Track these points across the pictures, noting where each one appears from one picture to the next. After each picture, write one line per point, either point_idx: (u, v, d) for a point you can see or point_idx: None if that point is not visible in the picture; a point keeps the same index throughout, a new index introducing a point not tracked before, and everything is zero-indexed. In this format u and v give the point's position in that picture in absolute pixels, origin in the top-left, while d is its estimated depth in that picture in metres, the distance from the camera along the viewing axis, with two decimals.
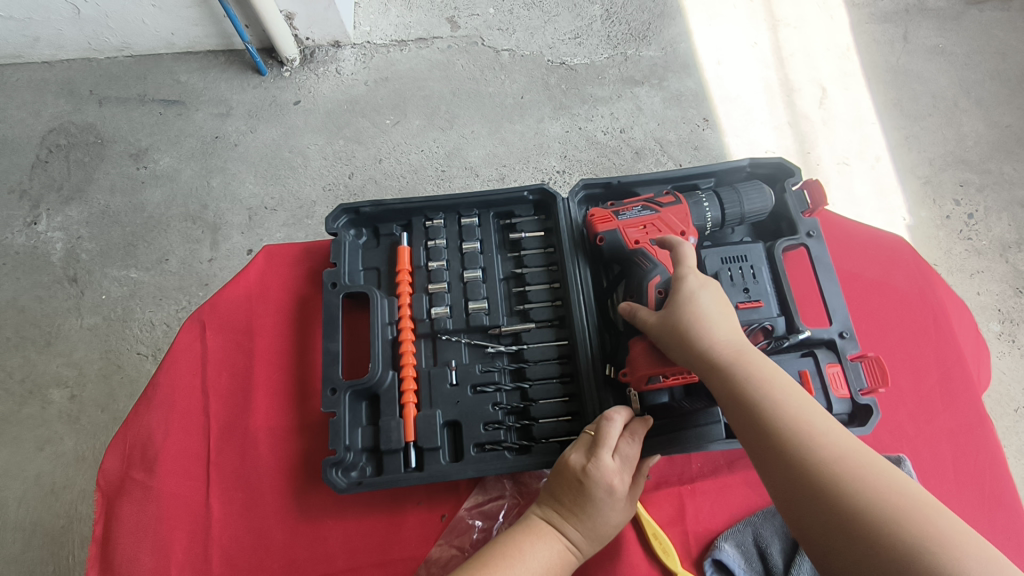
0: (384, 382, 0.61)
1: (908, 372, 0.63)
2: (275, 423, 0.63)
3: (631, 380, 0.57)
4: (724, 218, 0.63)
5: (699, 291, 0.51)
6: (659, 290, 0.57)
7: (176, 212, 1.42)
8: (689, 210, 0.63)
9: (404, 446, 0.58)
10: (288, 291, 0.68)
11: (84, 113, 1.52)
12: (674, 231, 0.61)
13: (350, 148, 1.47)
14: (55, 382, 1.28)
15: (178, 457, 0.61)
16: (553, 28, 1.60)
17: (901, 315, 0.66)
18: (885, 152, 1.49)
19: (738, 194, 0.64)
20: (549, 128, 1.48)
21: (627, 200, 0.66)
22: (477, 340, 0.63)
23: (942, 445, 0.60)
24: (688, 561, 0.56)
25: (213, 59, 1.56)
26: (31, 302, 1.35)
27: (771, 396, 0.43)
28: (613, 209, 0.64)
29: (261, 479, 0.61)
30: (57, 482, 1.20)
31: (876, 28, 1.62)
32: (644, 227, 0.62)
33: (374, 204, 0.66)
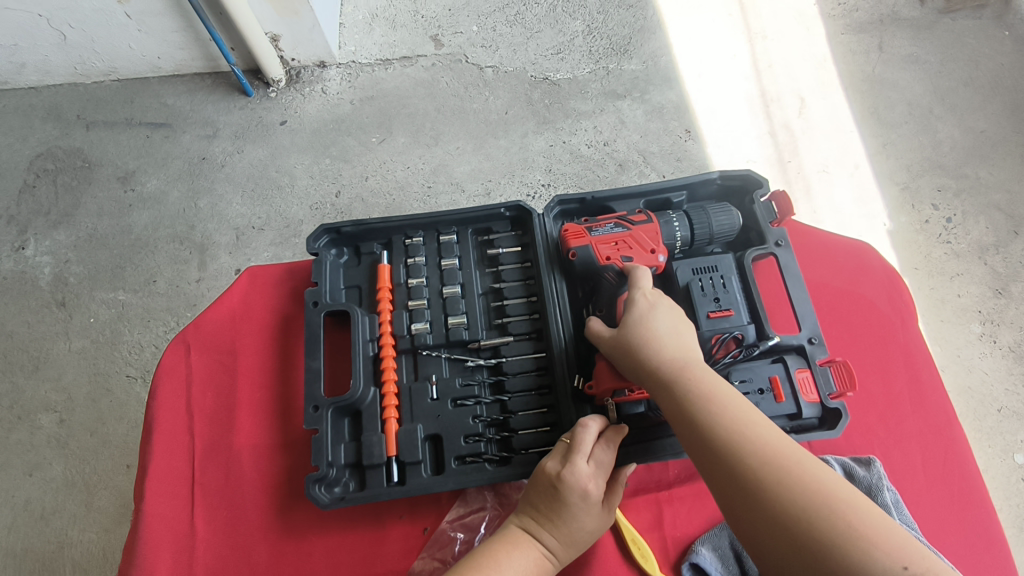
0: (366, 398, 0.61)
1: (878, 375, 0.65)
2: (258, 441, 0.64)
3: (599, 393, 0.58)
4: (693, 237, 0.65)
5: (653, 309, 0.54)
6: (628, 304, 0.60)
7: (164, 234, 1.43)
8: (660, 228, 0.65)
9: (386, 460, 0.59)
10: (271, 309, 0.69)
11: (71, 137, 1.53)
12: (645, 249, 0.63)
13: (337, 166, 1.48)
14: (43, 407, 1.28)
15: (163, 477, 0.62)
16: (536, 44, 1.62)
17: (869, 319, 0.67)
18: (864, 158, 1.52)
19: (704, 212, 0.66)
20: (533, 143, 1.50)
21: (601, 217, 0.67)
22: (457, 355, 0.65)
23: (912, 446, 0.61)
24: (666, 565, 0.58)
25: (200, 81, 1.58)
26: (20, 327, 1.35)
27: (715, 406, 0.45)
28: (587, 224, 0.66)
29: (244, 497, 0.62)
30: (46, 508, 1.20)
31: (851, 39, 1.66)
32: (616, 244, 0.63)
33: (354, 224, 0.67)
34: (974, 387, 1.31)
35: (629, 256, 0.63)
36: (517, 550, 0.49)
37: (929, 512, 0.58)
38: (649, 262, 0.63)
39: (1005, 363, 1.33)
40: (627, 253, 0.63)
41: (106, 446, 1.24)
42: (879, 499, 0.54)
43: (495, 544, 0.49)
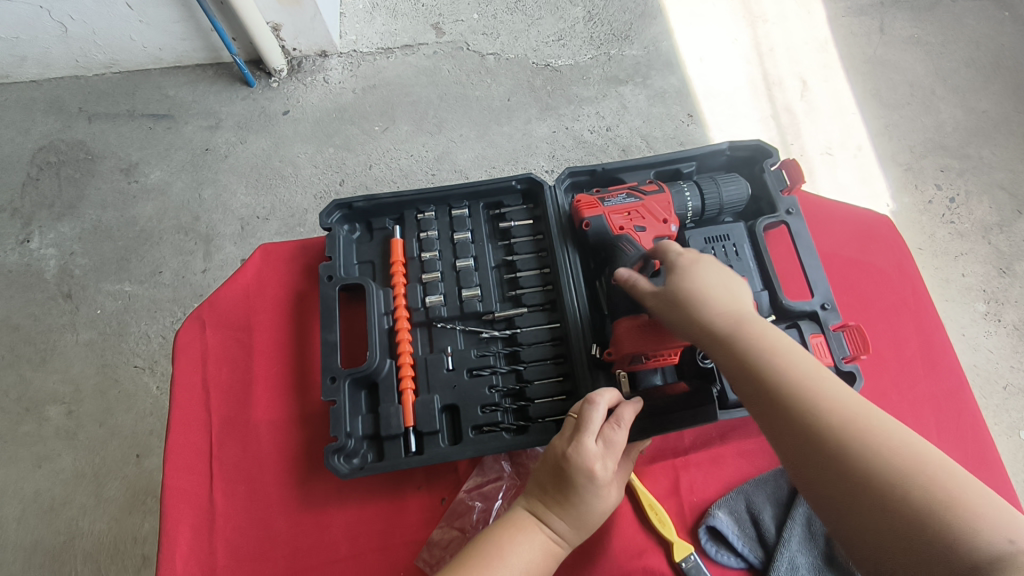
0: (383, 370, 0.62)
1: (890, 341, 0.65)
2: (275, 416, 0.64)
3: (617, 359, 0.58)
4: (704, 207, 0.66)
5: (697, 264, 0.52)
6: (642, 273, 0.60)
7: (169, 225, 1.43)
8: (671, 198, 0.65)
9: (404, 431, 0.60)
10: (285, 286, 0.70)
11: (74, 130, 1.53)
12: (658, 219, 0.64)
13: (340, 155, 1.48)
14: (52, 399, 1.28)
15: (182, 453, 0.62)
16: (537, 31, 1.62)
17: (880, 287, 0.68)
18: (867, 140, 1.53)
19: (713, 183, 0.66)
20: (536, 129, 1.50)
21: (613, 188, 0.68)
22: (472, 327, 0.65)
23: (925, 410, 0.62)
24: (683, 529, 0.59)
25: (201, 72, 1.58)
26: (27, 319, 1.35)
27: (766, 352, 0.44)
28: (599, 196, 0.66)
29: (263, 471, 0.62)
30: (57, 498, 1.20)
31: (852, 21, 1.66)
32: (628, 214, 0.64)
33: (367, 199, 0.68)
34: (979, 365, 1.31)
35: (642, 225, 0.63)
36: (529, 534, 0.49)
37: None
38: (662, 232, 0.63)
39: (1010, 341, 1.34)
40: (640, 222, 0.63)
41: (115, 436, 1.25)
42: None
43: (505, 528, 0.50)
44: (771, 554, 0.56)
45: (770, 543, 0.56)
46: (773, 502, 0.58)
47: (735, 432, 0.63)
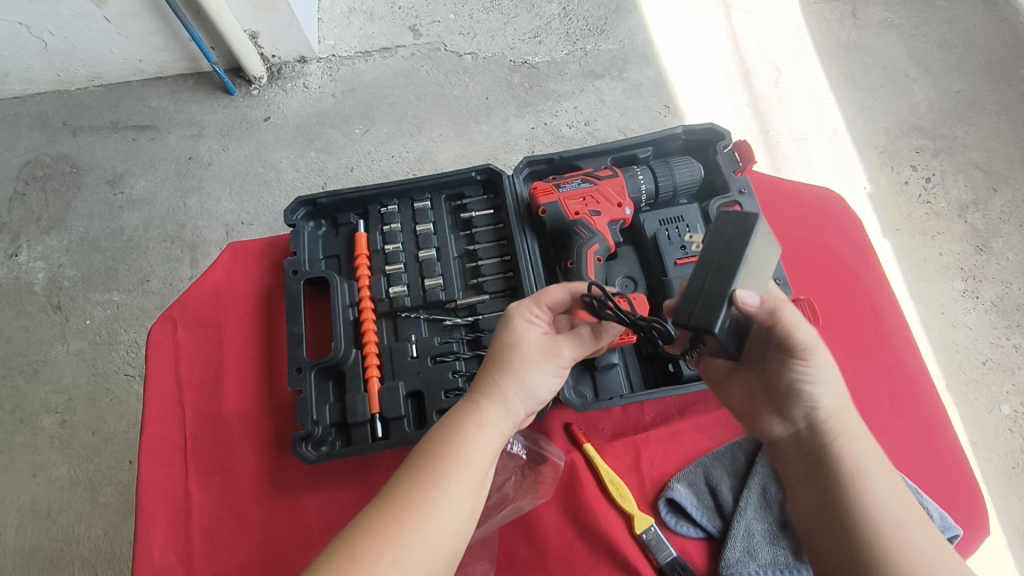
0: (348, 359, 0.64)
1: (843, 314, 0.67)
2: (247, 409, 0.66)
3: None
4: (658, 190, 0.68)
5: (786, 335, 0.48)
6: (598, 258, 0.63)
7: (155, 234, 1.45)
8: (625, 182, 0.67)
9: (370, 418, 0.61)
10: (254, 283, 0.71)
11: (58, 144, 1.55)
12: (612, 203, 0.65)
13: (322, 159, 1.50)
14: (45, 409, 1.30)
15: (158, 448, 0.64)
16: (513, 29, 1.64)
17: (832, 262, 0.70)
18: (842, 125, 1.54)
19: (666, 165, 0.68)
20: (514, 126, 1.52)
21: (569, 175, 0.70)
22: (435, 315, 0.67)
23: (878, 378, 0.64)
24: (643, 503, 0.60)
25: (182, 82, 1.60)
26: (18, 332, 1.37)
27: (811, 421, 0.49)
28: (554, 182, 0.68)
29: (236, 462, 0.64)
30: (52, 507, 1.22)
31: (824, 8, 1.67)
32: (583, 199, 0.65)
33: (330, 195, 0.69)
34: (959, 341, 1.33)
35: (597, 209, 0.65)
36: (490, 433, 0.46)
37: (895, 438, 0.61)
38: (616, 215, 0.65)
39: (988, 317, 1.35)
40: (596, 206, 0.65)
41: (108, 444, 1.27)
42: None
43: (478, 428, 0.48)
44: (728, 524, 0.58)
45: (728, 512, 0.58)
46: (731, 474, 0.60)
47: (693, 408, 0.65)
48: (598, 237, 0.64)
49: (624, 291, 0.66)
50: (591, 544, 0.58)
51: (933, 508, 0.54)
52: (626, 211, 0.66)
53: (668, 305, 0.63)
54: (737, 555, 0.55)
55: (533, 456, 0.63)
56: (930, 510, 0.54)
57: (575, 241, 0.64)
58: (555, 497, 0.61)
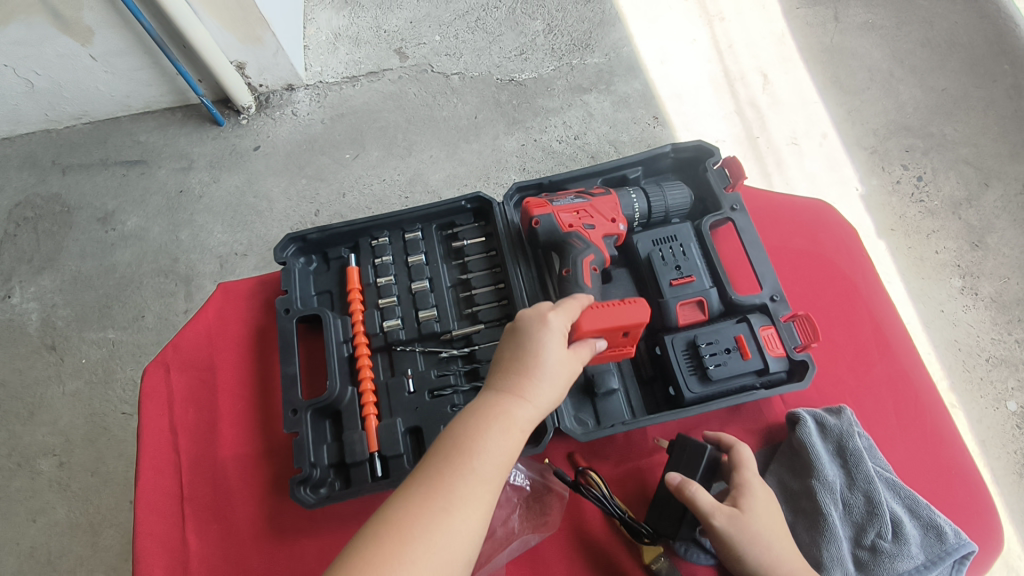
0: (344, 397, 0.63)
1: (844, 326, 0.66)
2: (243, 451, 0.65)
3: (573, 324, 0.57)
4: (650, 210, 0.67)
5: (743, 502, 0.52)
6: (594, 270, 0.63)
7: (148, 269, 1.44)
8: (618, 200, 0.66)
9: (369, 457, 0.60)
10: (246, 322, 0.70)
11: (48, 183, 1.55)
12: (606, 219, 0.65)
13: (313, 186, 1.50)
14: (43, 452, 1.28)
15: (153, 496, 0.63)
16: (498, 47, 1.64)
17: (830, 274, 0.69)
18: (831, 128, 1.55)
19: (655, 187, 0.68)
20: (504, 144, 1.52)
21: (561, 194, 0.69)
22: (430, 347, 0.66)
23: (883, 391, 0.63)
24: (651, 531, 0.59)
25: (170, 115, 1.60)
26: (13, 375, 1.35)
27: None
28: (547, 198, 0.67)
29: (234, 507, 0.62)
30: (53, 552, 1.20)
31: (806, 13, 1.68)
32: (577, 213, 0.65)
33: (320, 230, 0.69)
34: (961, 340, 1.32)
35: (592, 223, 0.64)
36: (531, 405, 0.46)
37: (903, 452, 0.60)
38: (610, 231, 0.65)
39: (988, 313, 1.35)
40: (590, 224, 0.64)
41: (108, 485, 1.25)
42: (852, 445, 0.56)
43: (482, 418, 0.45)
44: None
45: None
46: None
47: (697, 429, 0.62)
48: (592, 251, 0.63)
49: None
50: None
51: (945, 522, 0.53)
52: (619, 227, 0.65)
53: (666, 326, 0.62)
54: None
55: (537, 488, 0.61)
56: (943, 526, 0.53)
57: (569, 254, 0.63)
58: (561, 529, 0.59)
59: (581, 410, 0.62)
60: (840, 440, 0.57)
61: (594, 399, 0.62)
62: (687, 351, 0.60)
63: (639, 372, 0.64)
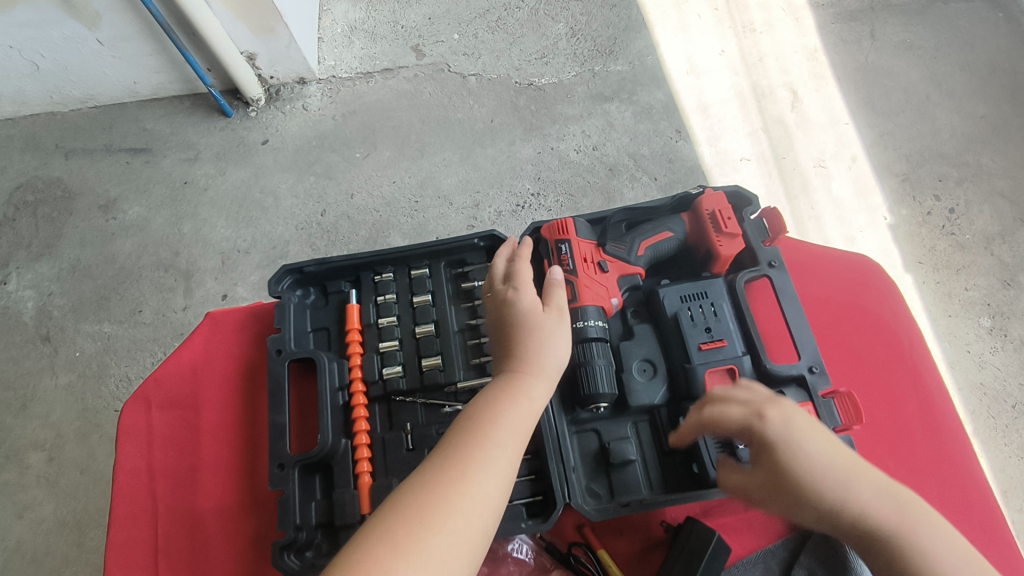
0: (337, 452, 0.58)
1: (886, 404, 0.60)
2: (224, 502, 0.59)
3: (616, 259, 0.60)
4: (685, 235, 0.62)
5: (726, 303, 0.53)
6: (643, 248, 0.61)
7: (148, 262, 1.40)
8: (608, 267, 0.60)
9: (361, 519, 0.56)
10: (235, 357, 0.65)
11: (51, 167, 1.50)
12: (587, 257, 0.60)
13: (321, 184, 1.44)
14: (32, 446, 1.24)
15: (124, 548, 0.58)
16: (519, 49, 1.58)
17: (874, 341, 0.63)
18: (861, 151, 1.48)
19: (642, 240, 0.61)
20: (520, 150, 1.46)
21: (610, 254, 0.60)
22: (433, 400, 0.60)
23: (928, 478, 0.57)
24: None
25: (178, 103, 1.54)
26: (5, 365, 1.31)
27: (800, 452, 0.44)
28: (600, 256, 0.60)
29: (210, 564, 0.57)
30: (39, 550, 1.17)
31: (842, 28, 1.61)
32: (585, 259, 0.59)
33: (318, 263, 0.63)
34: (985, 383, 1.26)
35: (608, 260, 0.60)
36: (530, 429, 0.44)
37: None
38: (627, 271, 0.60)
39: (1017, 356, 1.28)
40: (576, 264, 0.59)
41: (97, 483, 1.21)
42: None
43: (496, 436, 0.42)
44: None
45: None
46: None
47: (718, 507, 0.57)
48: (574, 280, 0.58)
49: (642, 379, 0.58)
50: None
51: None
52: (595, 253, 0.60)
53: (691, 396, 0.56)
54: None
55: (543, 563, 0.56)
56: None
57: (573, 310, 0.57)
58: None
59: (594, 480, 0.56)
60: None
61: (608, 469, 0.57)
62: None
63: (659, 442, 0.57)
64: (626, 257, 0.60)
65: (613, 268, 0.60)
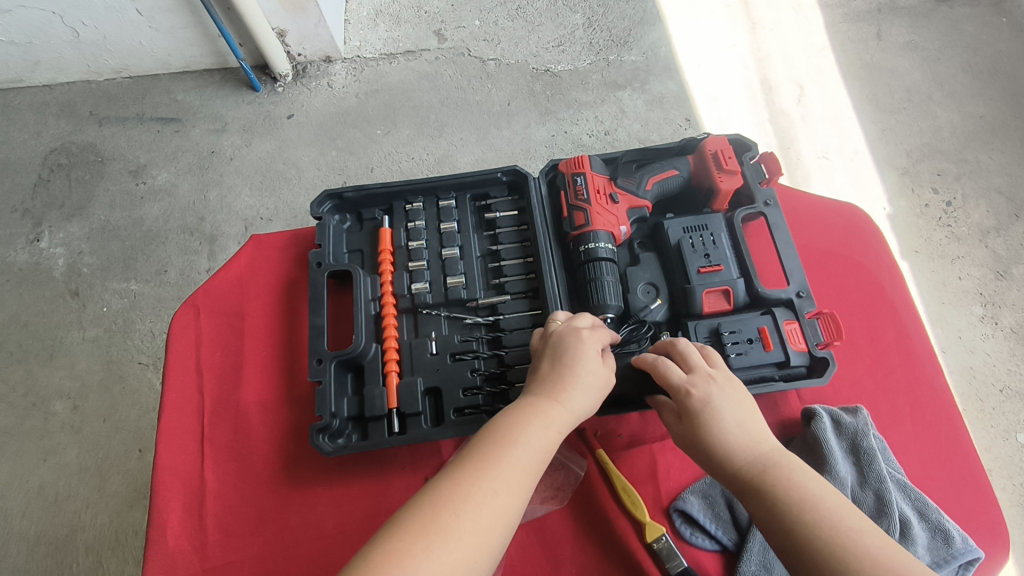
0: (368, 354, 0.64)
1: (866, 333, 0.66)
2: (266, 397, 0.66)
3: (627, 193, 0.67)
4: (690, 175, 0.69)
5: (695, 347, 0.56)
6: (652, 183, 0.67)
7: (175, 225, 1.44)
8: (618, 199, 0.66)
9: (387, 412, 0.62)
10: (278, 273, 0.72)
11: (85, 133, 1.56)
12: (600, 189, 0.66)
13: (343, 158, 1.50)
14: (58, 394, 1.27)
15: (174, 433, 0.64)
16: (537, 37, 1.65)
17: (858, 278, 0.69)
18: (863, 145, 1.53)
19: (651, 175, 0.67)
20: (535, 133, 1.52)
21: (622, 188, 0.67)
22: (456, 313, 0.67)
23: (900, 398, 0.63)
24: (656, 510, 0.60)
25: (209, 77, 1.61)
26: (35, 317, 1.35)
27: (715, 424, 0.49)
28: (612, 188, 0.67)
29: (253, 449, 0.64)
30: (60, 492, 1.18)
31: (849, 28, 1.67)
32: (598, 190, 0.66)
33: (356, 189, 0.70)
34: (975, 368, 1.29)
35: (619, 192, 0.67)
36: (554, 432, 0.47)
37: (914, 456, 0.60)
38: (636, 204, 0.67)
39: (1007, 344, 1.31)
40: (590, 195, 0.65)
41: (119, 432, 1.23)
42: (866, 444, 0.56)
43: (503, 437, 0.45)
44: (744, 536, 0.57)
45: (744, 525, 0.57)
46: None
47: None
48: (587, 207, 0.65)
49: (647, 299, 0.64)
50: (602, 563, 0.58)
51: (953, 528, 0.53)
52: (608, 186, 0.66)
53: (690, 313, 0.63)
54: (750, 569, 0.54)
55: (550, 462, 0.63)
56: (951, 531, 0.53)
57: (586, 234, 0.64)
58: (571, 502, 0.61)
59: None
60: (854, 439, 0.57)
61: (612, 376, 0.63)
62: (709, 339, 0.61)
63: None
64: (636, 191, 0.67)
65: (623, 200, 0.67)
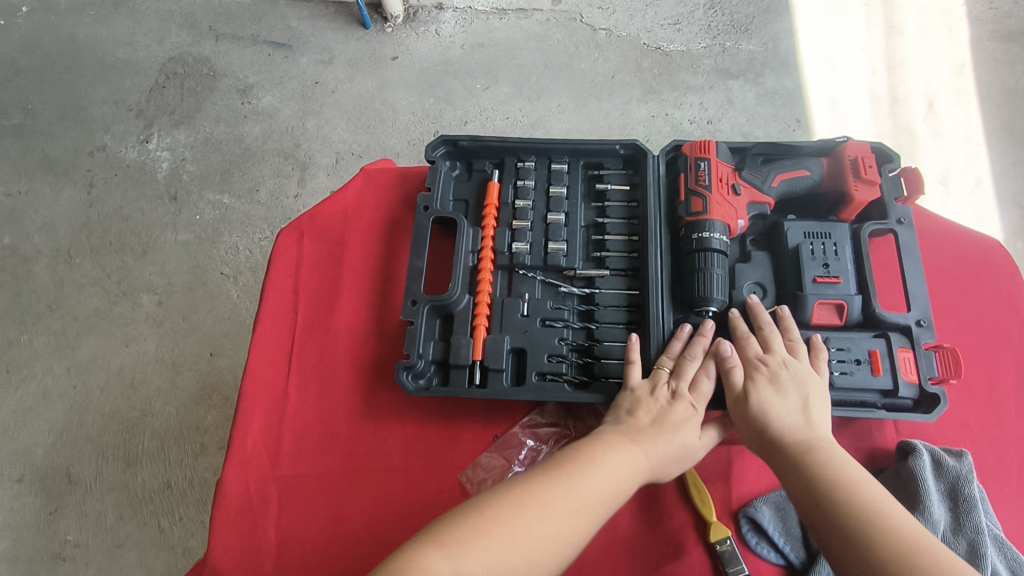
0: (460, 303, 0.64)
1: (984, 376, 0.62)
2: (357, 327, 0.68)
3: (750, 187, 0.64)
4: (820, 179, 0.65)
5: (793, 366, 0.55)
6: (779, 181, 0.64)
7: (271, 147, 1.48)
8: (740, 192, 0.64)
9: (471, 363, 0.62)
10: (382, 210, 0.73)
11: (201, 46, 1.61)
12: (723, 179, 0.63)
13: (439, 107, 1.50)
14: (146, 288, 1.34)
15: (266, 344, 0.67)
16: (654, 11, 1.58)
17: (983, 317, 0.64)
18: (987, 176, 1.41)
19: (778, 172, 0.64)
20: (635, 110, 1.48)
21: (745, 182, 0.64)
22: (552, 279, 0.67)
23: (1010, 450, 0.58)
24: (722, 512, 0.59)
25: (323, 8, 1.63)
26: (135, 213, 1.43)
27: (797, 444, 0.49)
28: (735, 180, 0.64)
29: (336, 374, 0.66)
30: (136, 378, 1.26)
31: (997, 47, 1.53)
32: (721, 179, 0.63)
33: (472, 138, 0.69)
34: None
35: (742, 184, 0.64)
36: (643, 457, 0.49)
37: (1013, 514, 0.56)
38: (757, 199, 0.64)
39: None
40: (712, 182, 0.63)
41: (195, 332, 1.29)
42: (967, 492, 0.53)
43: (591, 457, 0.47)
44: (813, 557, 0.55)
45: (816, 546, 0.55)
46: None
47: None
48: (707, 194, 0.62)
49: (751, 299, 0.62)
50: (658, 552, 0.57)
51: None
52: (731, 176, 0.64)
53: (796, 322, 0.60)
54: None
55: None
56: None
57: (702, 221, 0.62)
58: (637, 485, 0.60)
59: None
60: (954, 483, 0.54)
61: None
62: None
63: None
64: (760, 186, 0.64)
65: (744, 193, 0.64)
